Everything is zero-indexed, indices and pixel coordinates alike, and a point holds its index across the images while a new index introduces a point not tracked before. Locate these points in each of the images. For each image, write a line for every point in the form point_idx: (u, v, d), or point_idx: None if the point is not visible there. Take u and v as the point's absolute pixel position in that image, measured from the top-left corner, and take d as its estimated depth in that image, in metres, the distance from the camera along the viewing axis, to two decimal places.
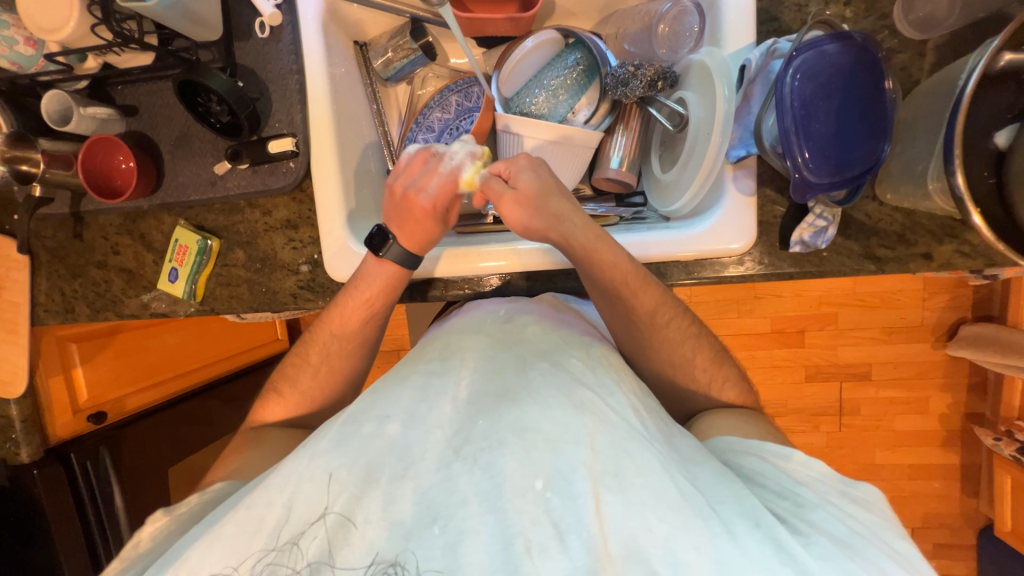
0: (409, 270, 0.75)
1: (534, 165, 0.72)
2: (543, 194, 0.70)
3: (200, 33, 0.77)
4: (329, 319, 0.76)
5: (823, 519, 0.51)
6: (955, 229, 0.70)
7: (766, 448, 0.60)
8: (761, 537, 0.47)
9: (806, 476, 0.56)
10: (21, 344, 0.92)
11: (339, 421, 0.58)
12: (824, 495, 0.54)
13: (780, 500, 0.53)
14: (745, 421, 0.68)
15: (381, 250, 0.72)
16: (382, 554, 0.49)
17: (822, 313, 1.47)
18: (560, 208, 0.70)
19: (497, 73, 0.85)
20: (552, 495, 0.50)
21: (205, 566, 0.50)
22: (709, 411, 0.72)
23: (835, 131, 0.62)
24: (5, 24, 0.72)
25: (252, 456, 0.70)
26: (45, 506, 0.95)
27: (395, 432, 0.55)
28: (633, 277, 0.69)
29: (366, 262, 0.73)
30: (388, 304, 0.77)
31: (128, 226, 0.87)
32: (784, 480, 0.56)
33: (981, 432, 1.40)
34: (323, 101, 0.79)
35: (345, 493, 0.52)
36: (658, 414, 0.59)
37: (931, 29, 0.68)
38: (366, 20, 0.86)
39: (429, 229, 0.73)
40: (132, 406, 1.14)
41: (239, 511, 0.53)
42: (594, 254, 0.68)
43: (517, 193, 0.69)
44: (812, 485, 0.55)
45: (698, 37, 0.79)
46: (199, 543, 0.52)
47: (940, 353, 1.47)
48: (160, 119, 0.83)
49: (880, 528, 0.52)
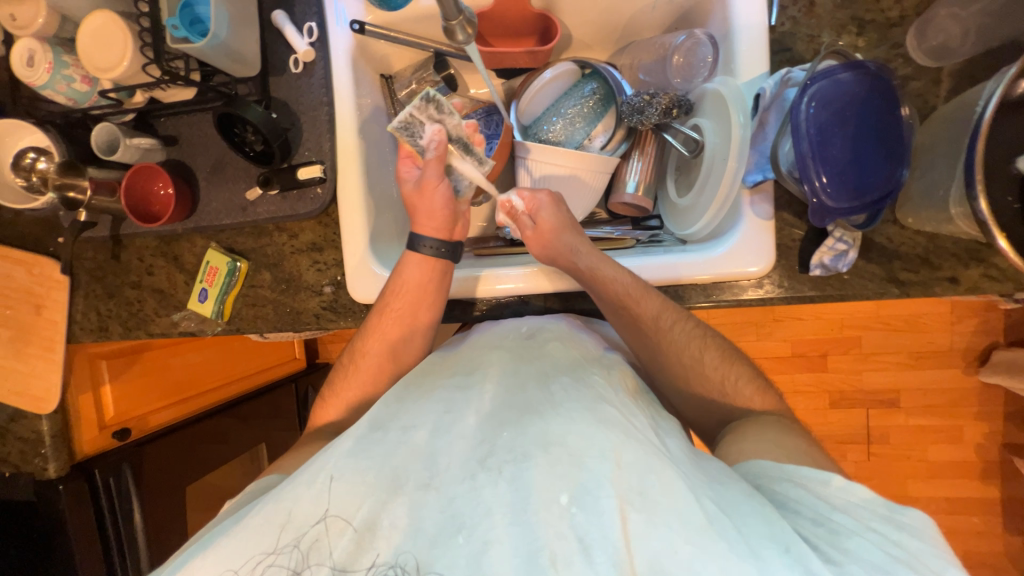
0: (452, 261, 0.77)
1: (555, 202, 0.77)
2: (561, 228, 0.75)
3: (239, 70, 0.82)
4: (376, 324, 0.76)
5: (860, 549, 0.48)
6: (981, 252, 0.69)
7: (802, 473, 0.56)
8: (791, 562, 0.44)
9: (845, 501, 0.52)
10: (56, 362, 0.96)
11: (364, 427, 0.60)
12: (868, 522, 0.50)
13: (814, 526, 0.50)
14: (777, 439, 0.62)
15: (419, 247, 0.76)
16: (385, 558, 0.49)
17: (844, 337, 1.44)
18: (573, 241, 0.74)
19: (516, 103, 0.89)
20: (577, 510, 0.49)
21: (215, 556, 0.51)
22: (739, 424, 0.68)
23: (852, 157, 0.63)
24: (65, 64, 0.80)
25: (292, 458, 0.72)
26: (68, 523, 0.95)
27: (421, 440, 0.56)
28: (634, 287, 0.70)
29: (405, 264, 0.76)
30: (438, 304, 0.77)
31: (163, 248, 0.91)
32: (820, 507, 0.52)
33: (1020, 464, 1.33)
34: (350, 130, 0.84)
35: (369, 500, 0.52)
36: (681, 438, 0.58)
37: (945, 57, 0.70)
38: (392, 55, 0.91)
39: (436, 216, 0.76)
40: (154, 423, 1.16)
41: (269, 505, 0.54)
42: (597, 274, 0.72)
43: (537, 229, 0.76)
44: (852, 511, 0.51)
45: (712, 67, 0.81)
46: (225, 535, 0.53)
47: (971, 380, 1.41)
48: (197, 149, 0.88)
49: (931, 557, 0.47)
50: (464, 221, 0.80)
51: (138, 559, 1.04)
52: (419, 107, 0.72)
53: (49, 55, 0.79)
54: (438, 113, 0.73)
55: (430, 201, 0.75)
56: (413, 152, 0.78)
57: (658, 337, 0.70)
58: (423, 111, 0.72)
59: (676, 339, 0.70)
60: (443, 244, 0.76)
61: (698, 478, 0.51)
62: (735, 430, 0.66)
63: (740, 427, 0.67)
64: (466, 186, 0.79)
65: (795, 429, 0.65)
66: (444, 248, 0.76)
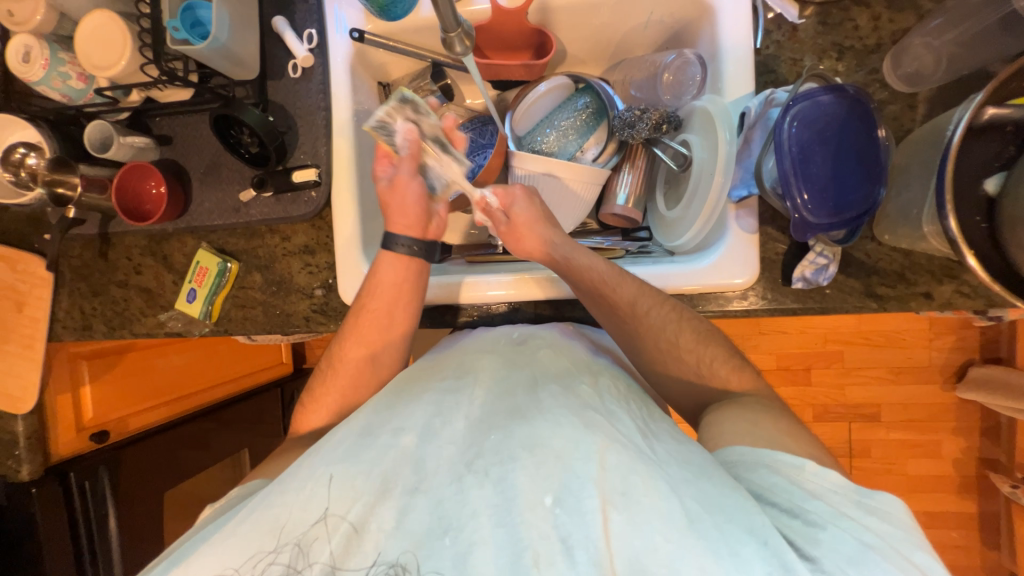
0: (428, 259, 0.78)
1: (529, 195, 0.79)
2: (535, 221, 0.77)
3: (238, 73, 0.83)
4: (353, 325, 0.77)
5: (833, 539, 0.48)
6: (953, 269, 0.72)
7: (777, 458, 0.56)
8: (767, 555, 0.45)
9: (818, 487, 0.53)
10: (36, 360, 0.94)
11: (353, 431, 0.59)
12: (840, 507, 0.51)
13: (790, 519, 0.50)
14: (753, 421, 0.63)
15: (394, 245, 0.77)
16: (385, 556, 0.49)
17: (828, 351, 1.47)
18: (548, 234, 0.76)
19: (511, 114, 0.91)
20: (561, 512, 0.49)
21: (203, 559, 0.51)
22: (717, 409, 0.69)
23: (831, 174, 0.66)
24: (61, 61, 0.80)
25: (277, 462, 0.71)
26: (40, 529, 0.92)
27: (410, 443, 0.56)
28: (609, 273, 0.72)
29: (380, 263, 0.76)
30: (415, 305, 0.77)
31: (152, 247, 0.91)
32: (794, 495, 0.52)
33: (997, 479, 1.36)
34: (346, 135, 0.85)
35: (359, 502, 0.52)
36: (673, 439, 0.58)
37: (920, 83, 0.73)
38: (389, 63, 0.93)
39: (408, 213, 0.77)
40: (134, 426, 1.13)
41: (257, 510, 0.53)
42: (572, 263, 0.74)
43: (511, 224, 0.77)
44: (826, 497, 0.52)
45: (700, 85, 0.84)
46: (210, 542, 0.53)
47: (949, 395, 1.45)
48: (192, 149, 0.88)
49: (902, 542, 0.49)
50: (438, 219, 0.81)
51: (111, 567, 1.01)
52: (396, 108, 0.73)
53: (46, 51, 0.79)
54: (413, 114, 0.74)
55: (403, 197, 0.77)
56: (390, 151, 0.78)
57: (636, 323, 0.71)
58: (398, 111, 0.73)
59: (654, 331, 0.71)
60: (417, 243, 0.77)
61: (684, 478, 0.51)
62: (714, 417, 0.67)
63: (719, 412, 0.67)
64: (441, 185, 0.79)
65: (776, 411, 0.66)
66: (418, 247, 0.77)
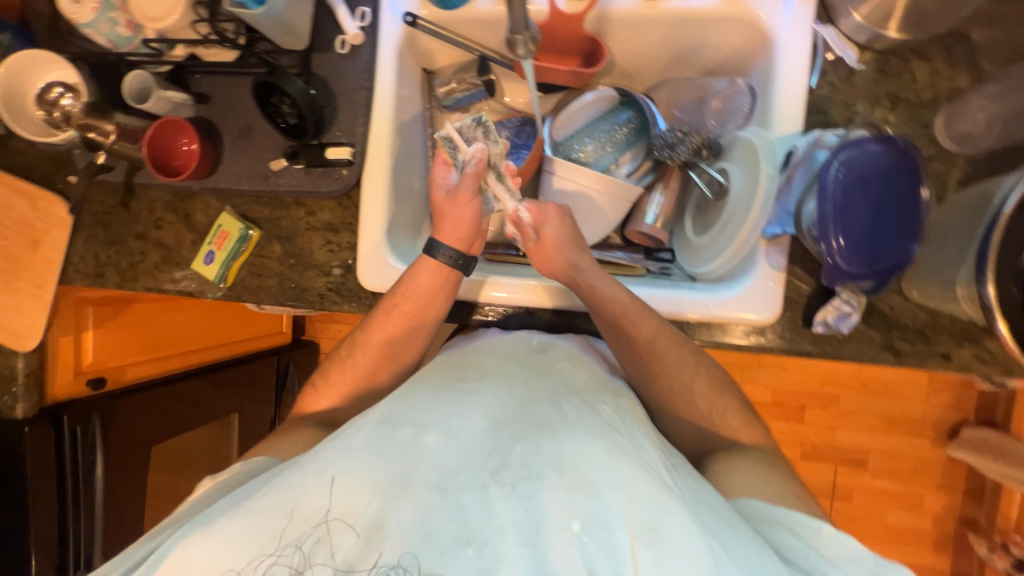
0: (464, 273, 0.77)
1: (561, 216, 0.78)
2: (564, 243, 0.76)
3: (287, 41, 0.82)
4: (378, 321, 0.76)
5: None
6: (976, 334, 0.71)
7: (793, 517, 0.56)
8: None
9: (835, 555, 0.53)
10: (45, 301, 0.94)
11: (372, 419, 0.59)
12: None
13: None
14: (768, 478, 0.63)
15: (435, 253, 0.75)
16: (386, 559, 0.49)
17: (824, 393, 1.48)
18: (575, 257, 0.76)
19: (552, 119, 0.89)
20: (588, 539, 0.49)
21: (220, 537, 0.52)
22: (726, 450, 0.70)
23: (870, 226, 0.65)
24: (112, 7, 0.79)
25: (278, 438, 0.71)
26: (28, 467, 0.93)
27: (431, 442, 0.55)
28: (632, 308, 0.72)
29: (418, 268, 0.75)
30: (444, 311, 0.77)
31: (175, 204, 0.90)
32: (815, 560, 0.53)
33: (975, 540, 1.35)
34: (385, 118, 0.84)
35: (377, 498, 0.52)
36: (687, 475, 0.58)
37: (968, 144, 0.73)
38: (436, 51, 0.91)
39: (461, 227, 0.76)
40: (131, 377, 1.13)
41: (274, 492, 0.54)
42: (595, 290, 0.73)
43: (540, 242, 0.77)
44: (843, 566, 0.52)
45: (747, 116, 0.84)
46: (228, 514, 0.54)
47: (938, 451, 1.45)
48: (228, 111, 0.87)
49: None
50: (483, 240, 0.80)
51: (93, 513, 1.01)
52: (467, 126, 0.74)
53: None
54: (484, 137, 0.74)
55: (461, 211, 0.76)
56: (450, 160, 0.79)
57: (650, 361, 0.71)
58: (471, 130, 0.74)
59: (670, 364, 0.71)
60: (459, 256, 0.76)
61: (709, 523, 0.51)
62: (722, 467, 0.67)
63: (730, 459, 0.68)
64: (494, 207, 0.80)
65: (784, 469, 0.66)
66: (458, 259, 0.76)
